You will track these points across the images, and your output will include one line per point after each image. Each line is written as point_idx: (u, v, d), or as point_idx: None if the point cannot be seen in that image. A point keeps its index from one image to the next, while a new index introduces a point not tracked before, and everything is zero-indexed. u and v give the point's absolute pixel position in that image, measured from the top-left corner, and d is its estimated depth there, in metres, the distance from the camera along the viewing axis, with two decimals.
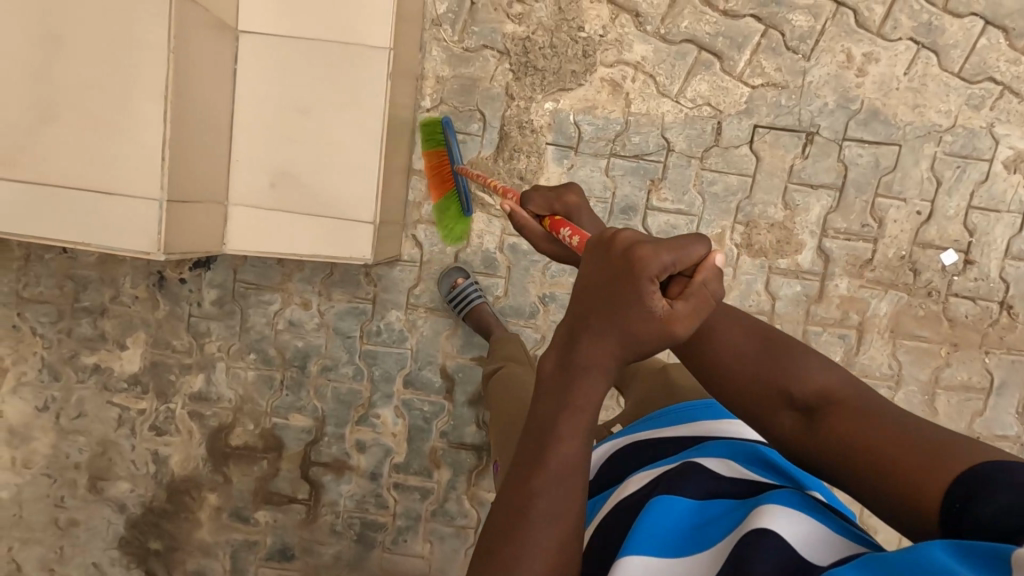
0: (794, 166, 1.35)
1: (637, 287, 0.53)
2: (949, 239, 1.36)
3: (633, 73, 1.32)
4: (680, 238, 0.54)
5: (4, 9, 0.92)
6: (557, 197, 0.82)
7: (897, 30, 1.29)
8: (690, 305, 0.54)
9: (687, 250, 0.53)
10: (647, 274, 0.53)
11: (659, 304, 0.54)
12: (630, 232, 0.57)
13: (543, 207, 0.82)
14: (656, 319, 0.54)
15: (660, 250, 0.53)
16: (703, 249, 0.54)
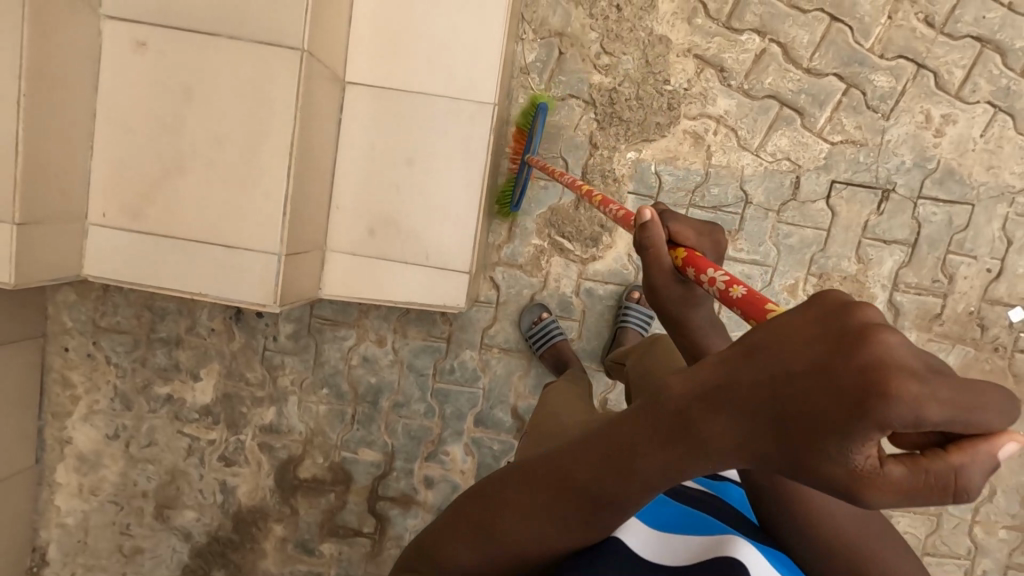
0: (869, 222, 1.37)
1: (861, 432, 0.38)
2: (1018, 296, 1.38)
3: (715, 126, 1.35)
4: (969, 406, 0.38)
5: (136, 63, 0.94)
6: (706, 235, 0.71)
7: (975, 93, 1.32)
8: (911, 479, 0.39)
9: (970, 413, 0.37)
10: (886, 419, 0.37)
11: (872, 458, 0.40)
12: (896, 334, 0.39)
13: (689, 234, 0.71)
14: (850, 468, 0.40)
15: (935, 400, 0.37)
16: (986, 424, 0.38)
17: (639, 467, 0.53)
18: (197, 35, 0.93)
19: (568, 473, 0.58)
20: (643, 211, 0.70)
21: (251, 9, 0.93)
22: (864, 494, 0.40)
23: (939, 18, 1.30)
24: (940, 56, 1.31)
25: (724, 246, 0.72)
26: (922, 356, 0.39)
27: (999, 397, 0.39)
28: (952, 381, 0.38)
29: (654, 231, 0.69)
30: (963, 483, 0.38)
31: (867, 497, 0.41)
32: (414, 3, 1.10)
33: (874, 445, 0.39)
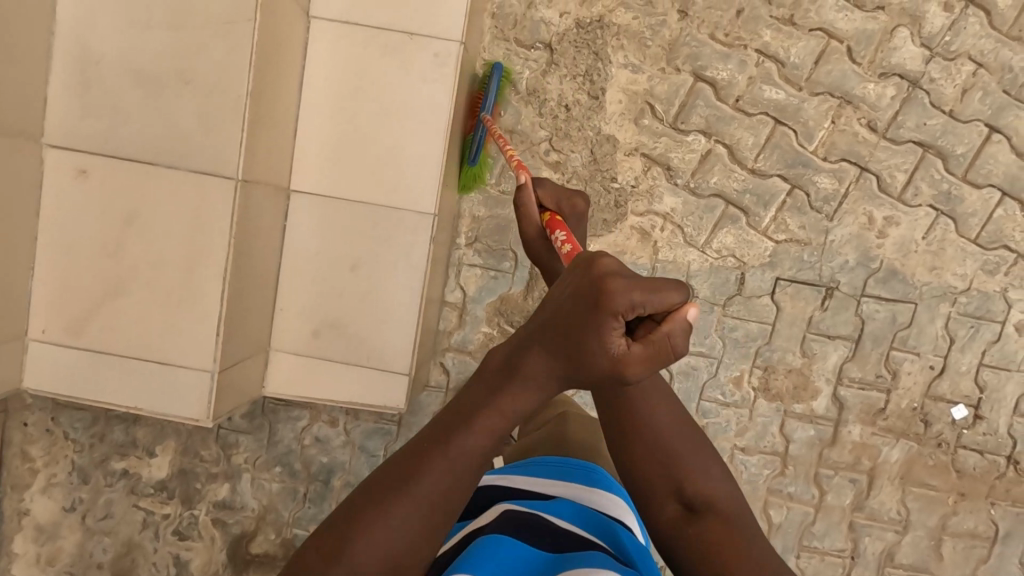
0: (813, 318, 1.39)
1: (598, 319, 0.55)
2: (960, 394, 1.40)
3: (662, 223, 1.37)
4: (660, 285, 0.54)
5: (78, 190, 0.97)
6: (564, 198, 0.90)
7: (917, 196, 1.34)
8: (647, 350, 0.55)
9: (658, 291, 0.54)
10: (612, 307, 0.54)
11: (616, 339, 0.55)
12: (609, 259, 0.57)
13: (551, 198, 0.90)
14: (610, 355, 0.56)
15: (634, 286, 0.54)
16: (676, 297, 0.55)
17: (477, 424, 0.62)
18: (137, 164, 0.96)
19: (414, 461, 0.61)
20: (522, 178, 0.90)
21: (188, 141, 0.96)
22: (625, 366, 0.56)
23: (881, 123, 1.33)
24: (883, 160, 1.33)
25: (580, 209, 0.90)
26: (624, 263, 0.57)
27: (683, 284, 0.56)
28: (641, 276, 0.55)
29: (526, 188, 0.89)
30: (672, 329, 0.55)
31: (629, 374, 0.57)
32: (358, 118, 1.14)
33: (616, 328, 0.55)
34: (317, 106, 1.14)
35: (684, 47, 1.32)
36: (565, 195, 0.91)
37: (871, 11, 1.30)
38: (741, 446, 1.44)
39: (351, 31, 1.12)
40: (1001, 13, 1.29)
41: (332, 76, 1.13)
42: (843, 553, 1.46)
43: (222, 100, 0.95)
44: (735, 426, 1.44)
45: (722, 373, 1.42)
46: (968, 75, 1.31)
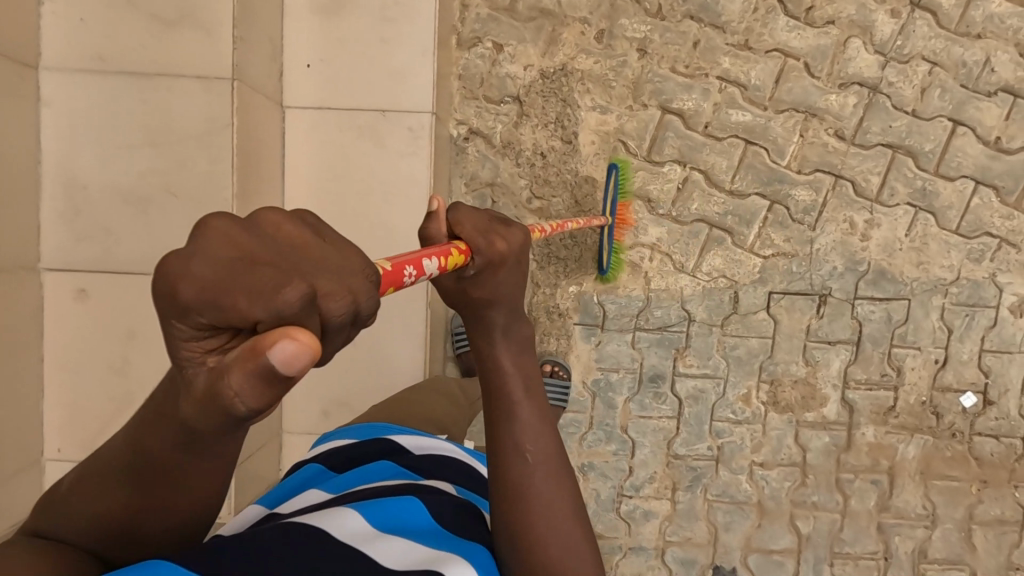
0: (811, 326, 1.41)
1: (178, 323, 0.36)
2: (967, 382, 1.41)
3: (650, 253, 1.40)
4: (262, 281, 0.36)
5: (80, 309, 0.99)
6: (483, 236, 0.60)
7: (894, 196, 1.37)
8: (213, 369, 0.36)
9: (251, 286, 0.35)
10: (183, 303, 0.35)
11: (197, 342, 0.37)
12: (223, 224, 0.38)
13: (469, 226, 0.60)
14: (200, 369, 0.37)
15: (202, 269, 0.35)
16: (286, 299, 0.36)
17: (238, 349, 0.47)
18: (133, 276, 0.99)
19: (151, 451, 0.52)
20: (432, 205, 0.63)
21: (181, 247, 0.98)
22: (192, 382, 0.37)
23: (848, 131, 1.36)
24: (855, 166, 1.37)
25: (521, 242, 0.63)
26: (281, 238, 0.39)
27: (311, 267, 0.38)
28: (269, 247, 0.38)
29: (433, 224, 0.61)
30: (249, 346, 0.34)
31: (192, 396, 0.38)
32: (342, 196, 1.17)
33: (210, 333, 0.36)
34: (301, 191, 1.17)
35: (647, 83, 1.36)
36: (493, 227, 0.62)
37: (822, 26, 1.34)
38: (758, 462, 1.45)
39: (325, 115, 1.15)
40: (946, 12, 1.33)
41: (314, 162, 1.16)
42: (876, 556, 1.45)
43: (209, 205, 0.98)
44: (750, 443, 1.44)
45: (730, 392, 1.43)
46: (924, 75, 1.35)
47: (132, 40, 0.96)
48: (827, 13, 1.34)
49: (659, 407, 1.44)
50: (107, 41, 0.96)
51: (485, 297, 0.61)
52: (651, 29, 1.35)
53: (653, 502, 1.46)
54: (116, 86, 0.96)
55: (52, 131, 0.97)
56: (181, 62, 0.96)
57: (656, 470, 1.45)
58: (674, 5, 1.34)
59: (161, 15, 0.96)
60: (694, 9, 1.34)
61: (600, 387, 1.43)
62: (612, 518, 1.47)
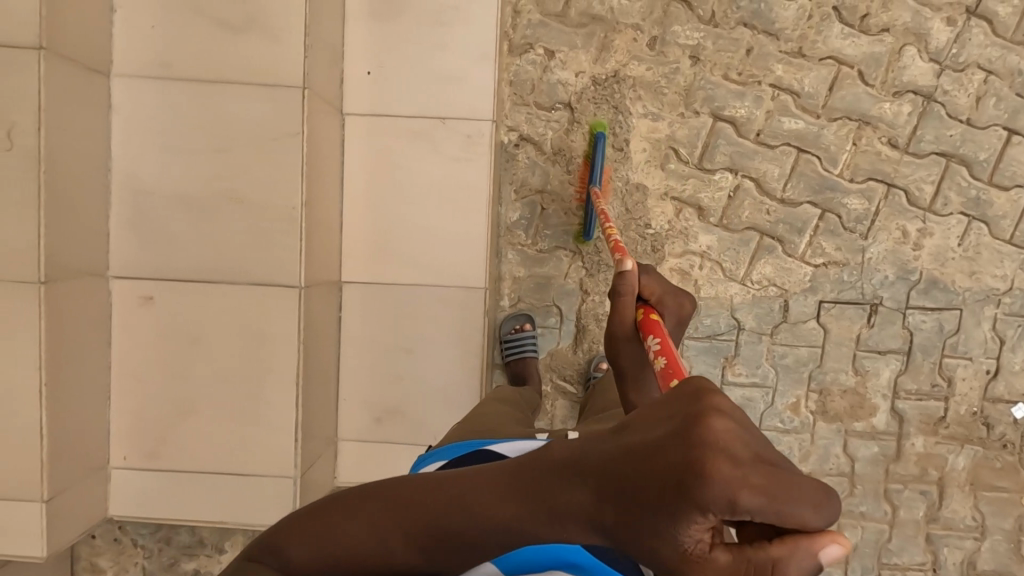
0: (861, 335, 1.40)
1: (682, 513, 0.38)
2: (1018, 393, 1.40)
3: (700, 261, 1.39)
4: (785, 499, 0.37)
5: (146, 317, 0.99)
6: (741, 452, 0.38)
7: (947, 205, 1.36)
8: (734, 567, 0.40)
9: (782, 507, 0.37)
10: (702, 503, 0.37)
11: (700, 534, 0.39)
12: (723, 422, 0.39)
13: (724, 484, 0.37)
14: (683, 551, 0.40)
15: (746, 485, 0.37)
16: (807, 522, 0.38)
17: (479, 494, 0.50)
18: (201, 284, 0.98)
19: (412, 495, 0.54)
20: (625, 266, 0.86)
21: (249, 256, 0.98)
22: (704, 570, 0.41)
23: (902, 139, 1.35)
24: (908, 174, 1.36)
25: (687, 311, 0.89)
26: (752, 454, 0.38)
27: (809, 486, 0.38)
28: (768, 464, 0.38)
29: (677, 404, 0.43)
30: (785, 569, 0.38)
31: (693, 575, 0.41)
32: (400, 203, 1.17)
33: (703, 526, 0.38)
34: (359, 198, 1.17)
35: (699, 91, 1.35)
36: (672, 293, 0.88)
37: (876, 34, 1.33)
38: (806, 471, 1.44)
39: (384, 122, 1.15)
40: (1002, 21, 1.32)
41: (372, 170, 1.16)
42: (924, 567, 1.44)
43: (277, 212, 0.98)
44: (798, 452, 1.44)
45: (778, 401, 1.42)
46: (979, 83, 1.34)
47: (201, 47, 0.95)
48: (882, 20, 1.33)
49: None
50: (176, 48, 0.95)
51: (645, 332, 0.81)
52: (704, 36, 1.34)
53: None
54: (184, 92, 0.96)
55: (120, 137, 0.97)
56: (251, 70, 0.95)
57: None
58: (727, 11, 1.33)
59: (232, 23, 0.95)
60: (748, 16, 1.33)
61: None
62: None
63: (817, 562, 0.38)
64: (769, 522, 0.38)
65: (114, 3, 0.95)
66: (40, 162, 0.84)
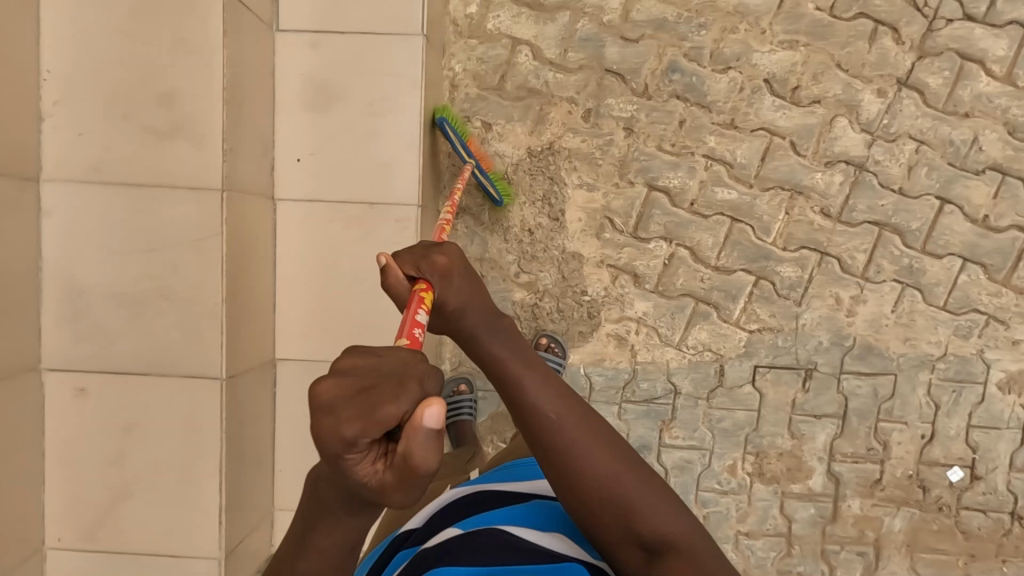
0: (797, 400, 1.42)
1: (337, 468, 0.45)
2: (954, 457, 1.42)
3: (636, 326, 1.42)
4: (371, 401, 0.44)
5: (80, 407, 1.04)
6: (346, 417, 0.43)
7: (881, 273, 1.38)
8: (393, 476, 0.45)
9: (373, 411, 0.43)
10: (331, 453, 0.44)
11: (367, 470, 0.45)
12: (326, 381, 0.45)
13: (340, 433, 0.43)
14: (368, 487, 0.46)
15: (342, 419, 0.43)
16: (394, 413, 0.44)
17: (318, 533, 0.53)
18: (130, 376, 1.03)
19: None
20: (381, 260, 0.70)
21: (175, 349, 1.03)
22: (398, 487, 0.45)
23: (834, 209, 1.37)
24: (841, 243, 1.37)
25: (444, 263, 0.71)
26: (345, 383, 0.45)
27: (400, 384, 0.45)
28: (353, 382, 0.45)
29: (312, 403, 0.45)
30: (412, 437, 0.43)
31: (394, 500, 0.46)
32: (331, 282, 1.20)
33: (358, 460, 0.44)
34: (292, 278, 1.20)
35: (633, 162, 1.38)
36: (428, 253, 0.72)
37: (808, 106, 1.35)
38: (744, 531, 1.46)
39: (315, 206, 1.19)
40: (934, 91, 1.33)
41: (304, 251, 1.20)
42: None
43: (199, 308, 1.02)
44: (736, 512, 1.46)
45: (716, 462, 1.45)
46: (911, 153, 1.35)
47: (127, 153, 1.00)
48: (813, 92, 1.34)
49: None
50: (103, 155, 1.00)
51: (451, 311, 0.70)
52: (637, 108, 1.37)
53: None
54: (112, 197, 1.01)
55: (52, 239, 1.02)
56: (174, 174, 1.00)
57: None
58: (660, 85, 1.36)
59: (156, 128, 1.00)
60: (680, 88, 1.36)
61: None
62: None
63: (432, 430, 0.43)
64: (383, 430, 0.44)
65: (43, 112, 1.00)
66: None
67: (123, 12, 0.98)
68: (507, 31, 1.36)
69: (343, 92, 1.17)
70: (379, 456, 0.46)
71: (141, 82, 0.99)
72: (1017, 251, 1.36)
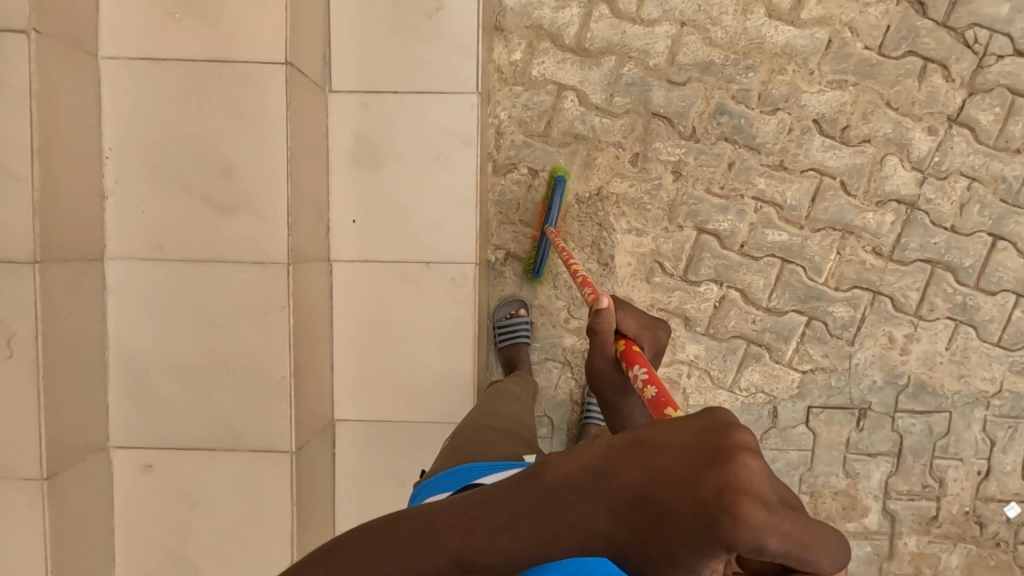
0: (851, 439, 1.41)
1: (708, 546, 0.44)
2: (1010, 492, 1.41)
3: (688, 369, 1.41)
4: (809, 546, 0.43)
5: (146, 483, 1.03)
6: (778, 535, 0.42)
7: (934, 311, 1.37)
8: None
9: (808, 552, 0.43)
10: (730, 539, 0.43)
11: (720, 568, 0.45)
12: (755, 464, 0.45)
13: (751, 542, 0.42)
14: (702, 572, 0.46)
15: (780, 532, 0.42)
16: (820, 566, 0.43)
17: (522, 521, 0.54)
18: (197, 451, 1.02)
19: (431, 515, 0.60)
20: (603, 303, 0.91)
21: (241, 423, 1.02)
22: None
23: (886, 247, 1.36)
24: (893, 282, 1.37)
25: (662, 343, 0.94)
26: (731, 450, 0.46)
27: (837, 544, 0.44)
28: (784, 503, 0.44)
29: (740, 472, 0.44)
30: (828, 564, 0.43)
31: None
32: (387, 341, 1.19)
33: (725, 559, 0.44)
34: (347, 338, 1.19)
35: (682, 205, 1.37)
36: (649, 327, 0.95)
37: (857, 145, 1.34)
38: None
39: (370, 266, 1.18)
40: (985, 128, 1.32)
41: (360, 312, 1.19)
42: None
43: (265, 381, 1.01)
44: None
45: None
46: (963, 190, 1.34)
47: (190, 228, 0.99)
48: (863, 131, 1.33)
49: None
50: (166, 231, 0.99)
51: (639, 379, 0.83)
52: (685, 152, 1.35)
53: None
54: (176, 272, 1.00)
55: (114, 316, 1.01)
56: (238, 247, 0.99)
57: None
58: (708, 127, 1.35)
59: (218, 203, 0.99)
60: (728, 131, 1.34)
61: None
62: None
63: (830, 572, 0.44)
64: (789, 564, 0.43)
65: (105, 190, 0.99)
66: (38, 369, 0.88)
67: (182, 88, 0.97)
68: (552, 77, 1.35)
69: (396, 153, 1.16)
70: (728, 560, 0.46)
71: (203, 156, 0.98)
72: None
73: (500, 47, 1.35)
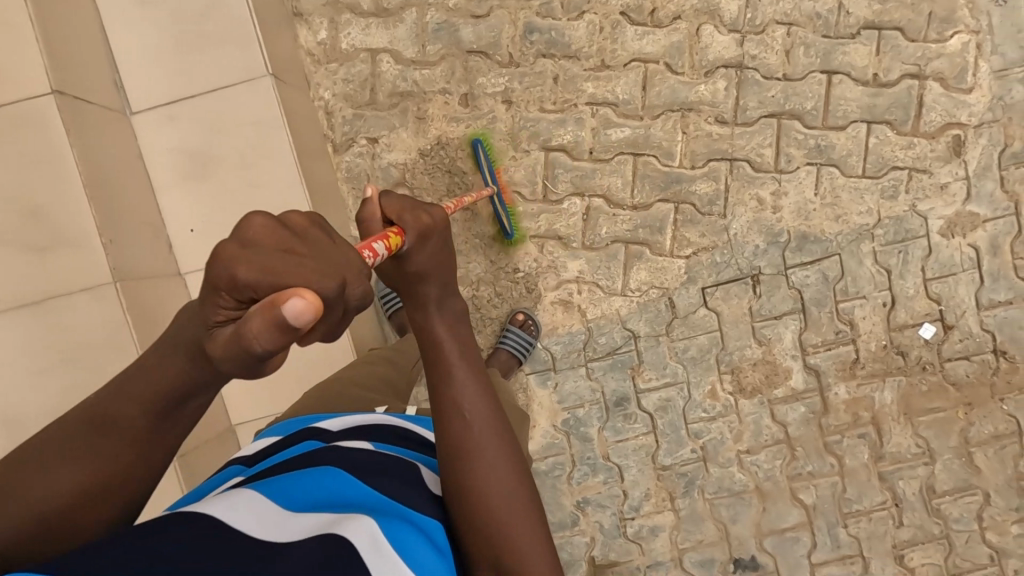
0: (753, 308, 1.42)
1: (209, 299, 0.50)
2: (921, 315, 1.41)
3: (577, 286, 1.43)
4: (286, 265, 0.48)
5: None
6: (241, 262, 0.47)
7: (792, 161, 1.37)
8: (227, 338, 0.47)
9: (277, 273, 0.47)
10: (214, 282, 0.48)
11: (229, 313, 0.50)
12: (259, 220, 0.50)
13: (224, 276, 0.48)
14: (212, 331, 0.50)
15: (243, 260, 0.47)
16: (286, 294, 0.45)
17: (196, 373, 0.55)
18: None
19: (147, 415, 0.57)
20: (368, 193, 0.72)
21: None
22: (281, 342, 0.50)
23: (728, 113, 1.37)
24: (744, 145, 1.37)
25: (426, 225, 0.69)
26: (279, 232, 0.50)
27: (321, 269, 0.49)
28: (277, 235, 0.50)
29: (247, 229, 0.49)
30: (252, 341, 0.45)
31: (220, 358, 0.49)
32: None
33: (224, 304, 0.49)
34: None
35: (522, 130, 1.38)
36: (417, 209, 0.71)
37: (670, 24, 1.35)
38: (744, 449, 1.46)
39: None
40: None
41: None
42: (886, 505, 1.44)
43: None
44: (730, 434, 1.45)
45: (694, 392, 1.45)
46: (784, 37, 1.35)
47: (11, 277, 0.98)
48: (670, 10, 1.34)
49: (633, 426, 1.46)
50: None
51: (414, 272, 0.69)
52: (509, 79, 1.37)
53: (656, 517, 1.47)
54: (9, 323, 0.98)
55: None
56: (70, 281, 1.01)
57: (649, 486, 1.46)
58: (523, 49, 1.36)
59: (35, 244, 1.00)
60: (544, 47, 1.36)
61: (571, 426, 1.46)
62: (623, 543, 1.48)
63: (288, 323, 0.44)
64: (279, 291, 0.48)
65: None
66: None
67: None
68: (362, 44, 1.37)
69: (214, 153, 1.18)
70: (232, 314, 0.50)
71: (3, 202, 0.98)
72: (915, 99, 1.35)
73: (305, 31, 1.37)
